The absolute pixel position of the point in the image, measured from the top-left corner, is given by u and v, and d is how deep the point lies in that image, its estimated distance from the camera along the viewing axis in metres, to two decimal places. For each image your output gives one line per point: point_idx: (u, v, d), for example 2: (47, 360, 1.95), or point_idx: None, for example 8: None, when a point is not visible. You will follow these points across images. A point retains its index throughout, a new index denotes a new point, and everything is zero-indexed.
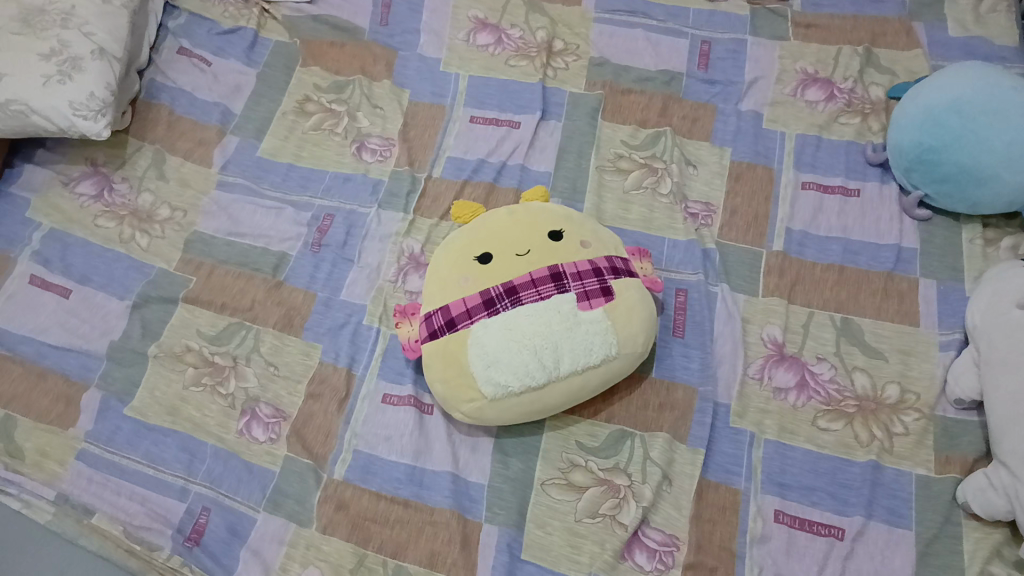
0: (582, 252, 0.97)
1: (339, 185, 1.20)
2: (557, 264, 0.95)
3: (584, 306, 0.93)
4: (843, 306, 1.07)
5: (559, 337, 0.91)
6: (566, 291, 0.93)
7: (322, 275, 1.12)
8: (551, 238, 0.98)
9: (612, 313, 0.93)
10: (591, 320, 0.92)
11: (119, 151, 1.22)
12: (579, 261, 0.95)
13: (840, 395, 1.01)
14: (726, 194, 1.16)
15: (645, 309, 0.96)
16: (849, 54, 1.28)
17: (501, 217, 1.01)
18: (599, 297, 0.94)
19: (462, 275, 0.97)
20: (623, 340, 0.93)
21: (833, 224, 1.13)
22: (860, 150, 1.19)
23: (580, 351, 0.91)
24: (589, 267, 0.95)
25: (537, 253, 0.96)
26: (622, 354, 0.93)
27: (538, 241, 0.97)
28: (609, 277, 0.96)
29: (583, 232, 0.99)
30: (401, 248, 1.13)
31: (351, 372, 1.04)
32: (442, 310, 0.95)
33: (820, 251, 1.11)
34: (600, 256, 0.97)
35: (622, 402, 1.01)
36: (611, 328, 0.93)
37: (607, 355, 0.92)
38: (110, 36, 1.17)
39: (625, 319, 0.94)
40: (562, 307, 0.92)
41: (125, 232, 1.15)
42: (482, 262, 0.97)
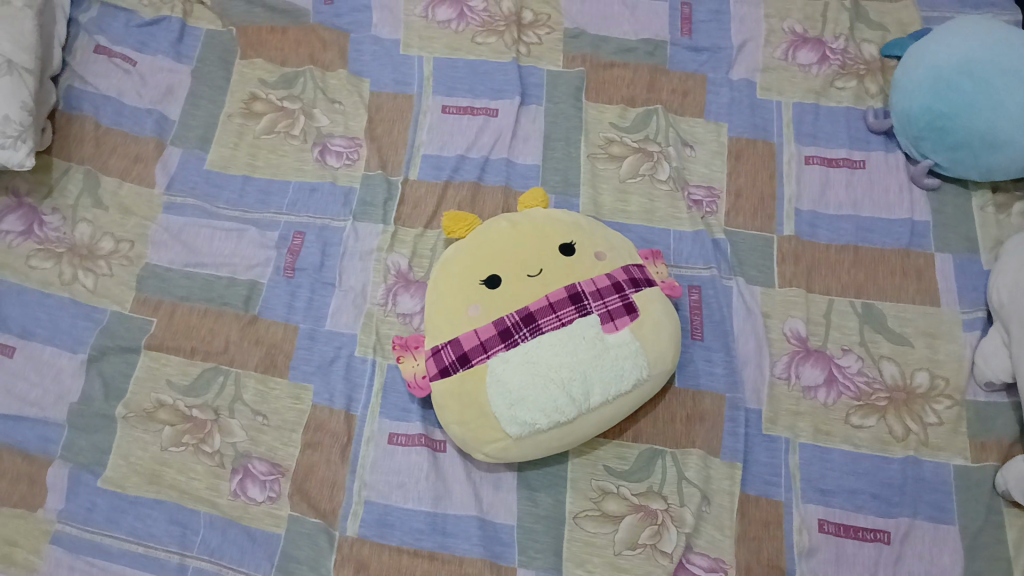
0: (599, 267, 0.89)
1: (306, 197, 1.07)
2: (574, 283, 0.87)
3: (609, 327, 0.86)
4: (863, 290, 1.02)
5: (587, 366, 0.83)
6: (588, 313, 0.86)
7: (301, 303, 1.00)
8: (563, 253, 0.90)
9: (639, 332, 0.86)
10: (619, 342, 0.85)
11: (43, 176, 1.06)
12: (597, 278, 0.88)
13: (870, 388, 0.96)
14: (728, 174, 1.10)
15: (669, 320, 0.89)
16: (836, 9, 1.22)
17: (503, 232, 0.92)
18: (624, 316, 0.86)
19: (471, 303, 0.87)
20: (652, 359, 0.86)
21: (842, 199, 1.09)
22: (860, 116, 1.15)
23: (611, 378, 0.84)
24: (609, 282, 0.88)
25: (552, 272, 0.88)
26: (652, 373, 0.87)
27: (549, 258, 0.89)
28: (630, 291, 0.88)
29: (595, 244, 0.91)
30: (386, 265, 1.02)
31: (350, 415, 0.94)
32: (453, 345, 0.86)
33: (833, 230, 1.06)
34: (617, 268, 0.90)
35: (649, 415, 0.94)
36: (640, 347, 0.85)
37: (638, 378, 0.85)
38: (17, 45, 0.99)
39: (652, 335, 0.87)
40: (587, 333, 0.84)
41: (66, 273, 1.00)
42: (492, 286, 0.88)
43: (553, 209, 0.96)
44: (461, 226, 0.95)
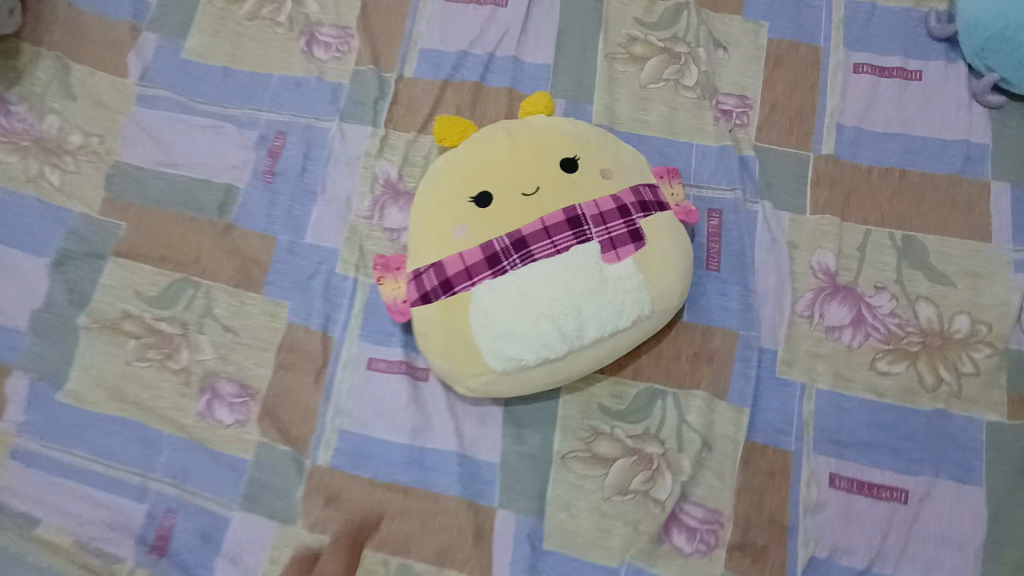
0: (604, 187, 0.79)
1: (290, 93, 0.98)
2: (574, 205, 0.77)
3: (609, 257, 0.76)
4: (905, 221, 0.91)
5: (583, 300, 0.74)
6: (587, 240, 0.76)
7: (280, 212, 0.92)
8: (565, 169, 0.79)
9: (643, 263, 0.77)
10: (620, 275, 0.76)
11: (10, 61, 0.98)
12: (601, 200, 0.78)
13: (902, 331, 0.86)
14: (765, 82, 0.97)
15: (678, 251, 0.80)
16: None
17: (500, 142, 0.82)
18: (628, 245, 0.77)
19: (459, 222, 0.78)
20: (655, 294, 0.77)
21: (891, 116, 0.95)
22: (922, 20, 1.00)
23: (608, 314, 0.75)
24: (613, 206, 0.78)
25: (551, 191, 0.78)
26: (654, 310, 0.78)
27: (549, 175, 0.79)
28: (637, 217, 0.78)
29: (602, 161, 0.81)
30: (373, 173, 0.93)
31: (328, 336, 0.87)
32: (436, 269, 0.77)
33: (877, 150, 0.94)
34: (624, 189, 0.80)
35: (652, 352, 0.86)
36: (643, 281, 0.76)
37: (638, 314, 0.77)
38: None
39: (658, 267, 0.78)
40: (585, 262, 0.75)
41: (30, 168, 0.93)
42: (483, 204, 0.78)
43: (558, 118, 0.86)
44: (454, 133, 0.85)
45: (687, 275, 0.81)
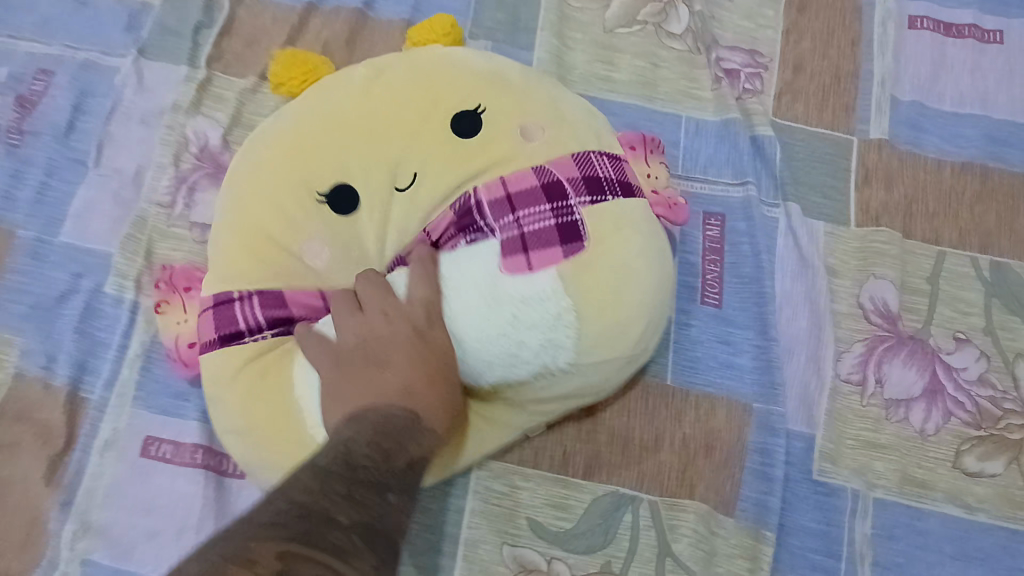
0: (527, 156, 0.46)
1: (64, 14, 0.63)
2: (468, 191, 0.46)
3: (516, 265, 0.44)
4: (992, 240, 0.61)
5: (467, 344, 0.43)
6: (484, 236, 0.45)
7: (24, 193, 0.57)
8: (459, 132, 0.47)
9: (570, 287, 0.43)
10: (528, 297, 0.43)
11: None
12: (515, 177, 0.45)
13: (998, 408, 0.55)
14: (784, 35, 0.67)
15: (643, 263, 0.45)
16: None
17: (351, 92, 0.48)
18: (552, 246, 0.44)
19: (293, 239, 0.46)
20: (586, 341, 0.44)
21: (963, 91, 0.66)
22: None
23: (503, 366, 0.44)
24: (536, 183, 0.45)
25: (440, 173, 0.46)
26: (581, 368, 0.44)
27: (432, 146, 0.46)
28: (577, 203, 0.45)
29: (524, 112, 0.47)
30: (183, 137, 0.59)
31: (79, 398, 0.52)
32: (261, 296, 0.45)
33: (946, 138, 0.64)
34: (560, 157, 0.46)
35: (608, 422, 0.54)
36: (570, 313, 0.43)
37: (556, 366, 0.44)
38: None
39: (598, 293, 0.43)
40: (474, 271, 0.44)
41: None
42: (333, 207, 0.46)
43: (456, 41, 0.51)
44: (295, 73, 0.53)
45: (656, 310, 0.46)
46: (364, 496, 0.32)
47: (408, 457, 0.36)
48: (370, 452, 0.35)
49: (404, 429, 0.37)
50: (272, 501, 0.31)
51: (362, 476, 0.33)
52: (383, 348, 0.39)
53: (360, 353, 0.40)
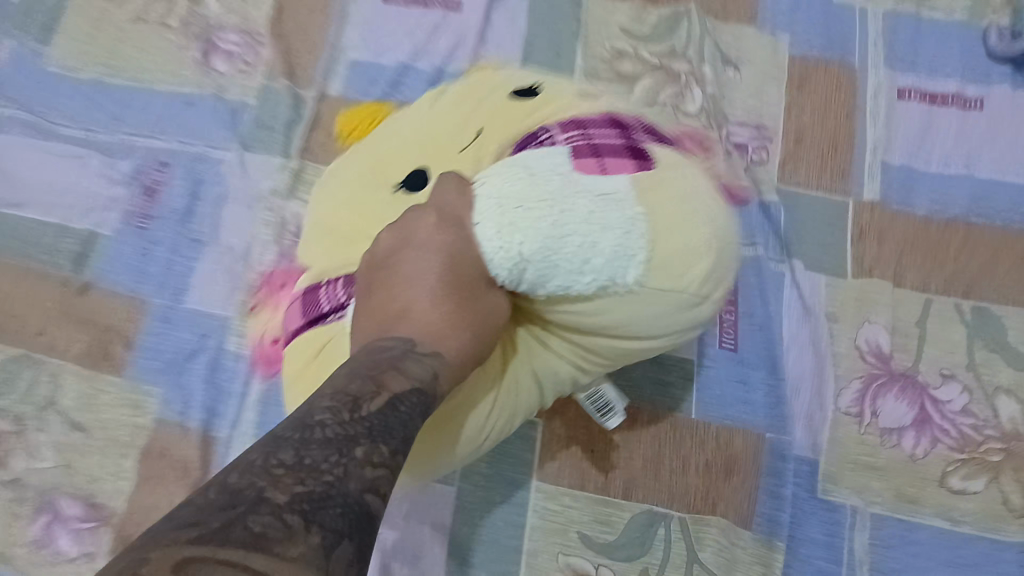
0: (585, 102, 0.51)
1: (176, 113, 0.76)
2: (535, 130, 0.49)
3: (587, 166, 0.44)
4: (975, 287, 0.70)
5: (514, 249, 0.42)
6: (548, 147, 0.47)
7: (154, 268, 0.70)
8: (521, 98, 0.53)
9: (645, 190, 0.43)
10: (601, 189, 0.43)
11: None
12: (581, 117, 0.49)
13: (979, 435, 0.65)
14: (787, 109, 0.77)
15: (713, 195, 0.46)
16: None
17: (420, 108, 0.56)
18: (620, 155, 0.45)
19: (384, 227, 0.50)
20: (664, 257, 0.43)
21: (949, 154, 0.75)
22: (977, 38, 0.81)
23: (565, 273, 0.42)
24: (598, 117, 0.49)
25: (511, 124, 0.50)
26: (659, 284, 0.43)
27: (499, 111, 0.52)
28: (641, 135, 0.48)
29: (571, 88, 0.55)
30: (281, 217, 0.71)
31: (208, 438, 0.63)
32: (348, 276, 0.49)
33: (934, 196, 0.73)
34: (620, 113, 0.51)
35: (632, 446, 0.64)
36: (648, 220, 0.42)
37: (622, 285, 0.43)
38: None
39: (672, 211, 0.43)
40: (538, 168, 0.44)
41: None
42: (414, 185, 0.50)
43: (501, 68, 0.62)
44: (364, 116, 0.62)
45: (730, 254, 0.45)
46: (314, 456, 0.33)
47: (383, 394, 0.37)
48: (358, 392, 0.36)
49: (397, 365, 0.39)
50: (206, 486, 0.31)
51: (319, 434, 0.34)
52: (392, 283, 0.43)
53: (372, 282, 0.44)
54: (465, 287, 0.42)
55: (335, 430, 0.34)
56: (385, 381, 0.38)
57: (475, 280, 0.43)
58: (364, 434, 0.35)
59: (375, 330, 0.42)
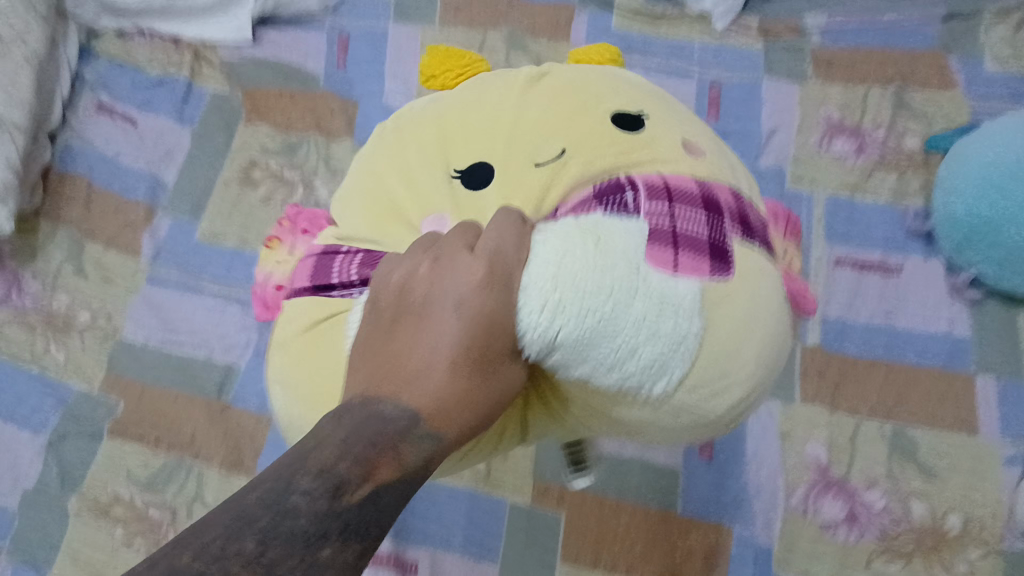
0: (683, 159, 0.52)
1: None
2: (619, 176, 0.50)
3: (662, 261, 0.44)
4: (895, 414, 0.92)
5: (556, 328, 0.41)
6: (628, 215, 0.47)
7: None
8: (614, 125, 0.54)
9: (710, 299, 0.45)
10: (670, 290, 0.44)
11: (28, 239, 1.04)
12: (673, 176, 0.50)
13: (896, 529, 0.86)
14: None
15: (761, 347, 0.48)
16: (879, 94, 1.14)
17: (509, 89, 0.57)
18: (699, 258, 0.46)
19: (426, 208, 0.52)
20: (694, 378, 0.45)
21: (875, 309, 0.99)
22: (900, 216, 1.05)
23: (593, 366, 0.43)
24: (693, 190, 0.50)
25: (591, 150, 0.52)
26: (686, 396, 0.46)
27: (589, 126, 0.53)
28: (730, 230, 0.49)
29: (679, 127, 0.56)
30: None
31: None
32: (363, 254, 0.51)
33: (862, 343, 0.97)
34: (718, 184, 0.52)
35: (614, 549, 0.85)
36: (693, 343, 0.44)
37: (646, 392, 0.45)
38: (7, 103, 1.02)
39: (725, 337, 0.46)
40: (613, 245, 0.43)
41: (38, 345, 0.97)
42: (466, 177, 0.52)
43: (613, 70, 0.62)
44: (450, 67, 0.62)
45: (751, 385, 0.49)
46: (275, 555, 0.35)
47: (371, 484, 0.38)
48: (345, 477, 0.38)
49: (394, 451, 0.39)
50: (161, 558, 0.34)
51: (296, 526, 0.36)
52: (415, 333, 0.42)
53: (396, 321, 0.43)
54: (482, 361, 0.42)
55: (310, 524, 0.36)
56: (376, 470, 0.39)
57: (501, 358, 0.42)
58: (336, 532, 0.37)
59: (373, 380, 0.41)
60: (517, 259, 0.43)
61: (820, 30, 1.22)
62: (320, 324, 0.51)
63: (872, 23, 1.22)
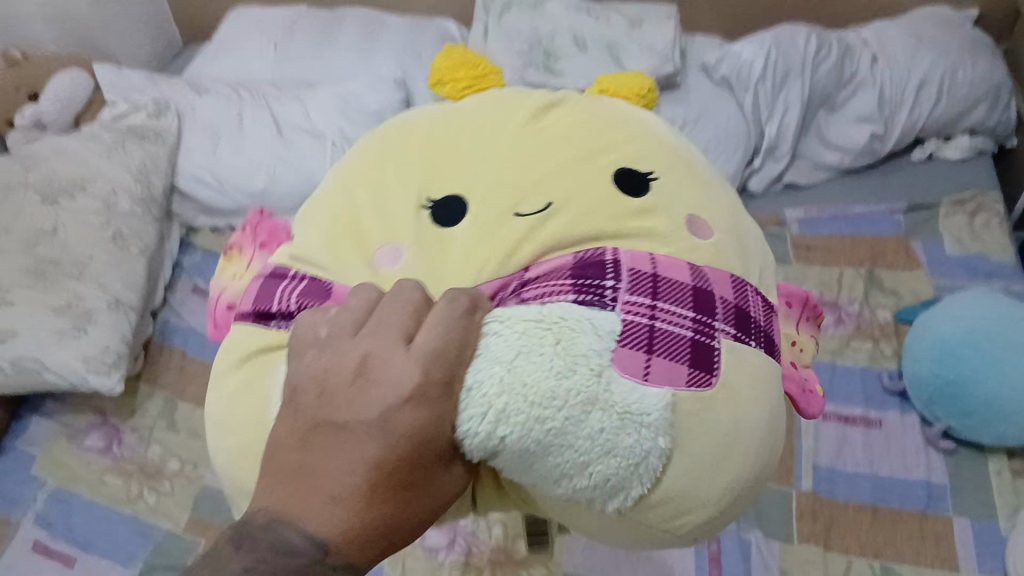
0: (683, 240, 0.57)
1: None
2: (603, 248, 0.55)
3: (631, 366, 0.49)
4: (882, 552, 1.04)
5: (496, 441, 0.45)
6: (604, 309, 0.50)
7: None
8: (619, 188, 0.59)
9: (682, 413, 0.50)
10: (630, 405, 0.47)
11: (129, 399, 1.24)
12: (657, 254, 0.55)
13: None
14: None
15: (744, 457, 0.52)
16: (852, 275, 1.35)
17: (518, 136, 0.61)
18: (676, 361, 0.50)
19: (389, 237, 0.57)
20: (661, 491, 0.50)
21: (860, 458, 1.12)
22: (876, 377, 1.21)
23: (546, 470, 0.47)
24: (688, 283, 0.53)
25: (578, 211, 0.56)
26: (647, 508, 0.50)
27: (592, 190, 0.58)
28: (718, 329, 0.53)
29: (683, 203, 0.60)
30: None
31: None
32: (308, 283, 0.56)
33: (851, 488, 1.09)
34: (718, 271, 0.56)
35: None
36: (655, 461, 0.48)
37: (600, 503, 0.49)
38: (125, 285, 1.26)
39: (693, 452, 0.50)
40: (575, 352, 0.47)
41: (133, 489, 1.13)
42: (444, 220, 0.57)
43: (631, 117, 0.67)
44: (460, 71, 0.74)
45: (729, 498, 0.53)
46: None
47: None
48: None
49: None
50: None
51: None
52: (331, 449, 0.42)
53: (310, 433, 0.43)
54: (407, 480, 0.43)
55: None
56: None
57: (422, 466, 0.43)
58: None
59: (285, 493, 0.42)
60: (458, 362, 0.45)
61: (799, 222, 1.45)
62: (258, 355, 0.56)
63: (843, 214, 1.45)
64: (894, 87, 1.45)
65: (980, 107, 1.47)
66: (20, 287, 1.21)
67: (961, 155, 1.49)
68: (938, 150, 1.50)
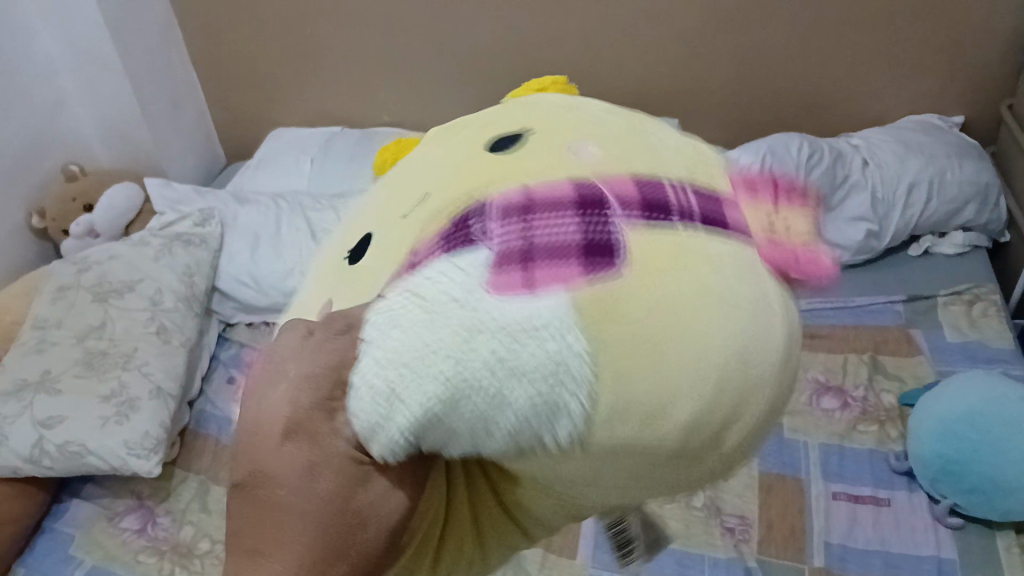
0: (576, 158, 0.43)
1: None
2: (478, 194, 0.42)
3: (500, 283, 0.37)
4: None
5: (396, 435, 0.37)
6: (476, 245, 0.39)
7: None
8: (496, 150, 0.46)
9: (592, 305, 0.37)
10: (510, 320, 0.36)
11: (164, 482, 1.31)
12: (546, 178, 0.42)
13: None
14: (761, 506, 1.20)
15: (719, 338, 0.38)
16: (856, 361, 1.41)
17: (425, 150, 0.52)
18: (559, 269, 0.38)
19: (313, 298, 0.48)
20: (617, 436, 0.38)
21: (870, 535, 1.15)
22: (883, 458, 1.25)
23: (474, 432, 0.37)
24: (569, 196, 0.40)
25: (464, 176, 0.44)
26: (607, 466, 0.39)
27: (477, 153, 0.46)
28: (620, 216, 0.40)
29: (582, 126, 0.47)
30: None
31: None
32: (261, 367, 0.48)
33: (862, 564, 1.11)
34: (616, 172, 0.42)
35: None
36: (576, 363, 0.36)
37: (563, 447, 0.38)
38: (167, 374, 1.34)
39: (645, 349, 0.37)
40: (430, 301, 0.38)
41: (165, 567, 1.18)
42: (355, 258, 0.47)
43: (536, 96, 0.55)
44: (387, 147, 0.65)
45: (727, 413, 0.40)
46: None
47: None
48: None
49: None
50: None
51: None
52: (266, 522, 0.38)
53: (247, 509, 0.39)
54: (351, 529, 0.38)
55: None
56: None
57: (360, 509, 0.38)
58: None
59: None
60: (336, 388, 0.39)
61: (802, 313, 1.52)
62: None
63: (845, 305, 1.52)
64: (886, 190, 1.54)
65: (970, 207, 1.54)
66: (70, 376, 1.30)
67: (957, 250, 1.57)
68: (934, 246, 1.58)
